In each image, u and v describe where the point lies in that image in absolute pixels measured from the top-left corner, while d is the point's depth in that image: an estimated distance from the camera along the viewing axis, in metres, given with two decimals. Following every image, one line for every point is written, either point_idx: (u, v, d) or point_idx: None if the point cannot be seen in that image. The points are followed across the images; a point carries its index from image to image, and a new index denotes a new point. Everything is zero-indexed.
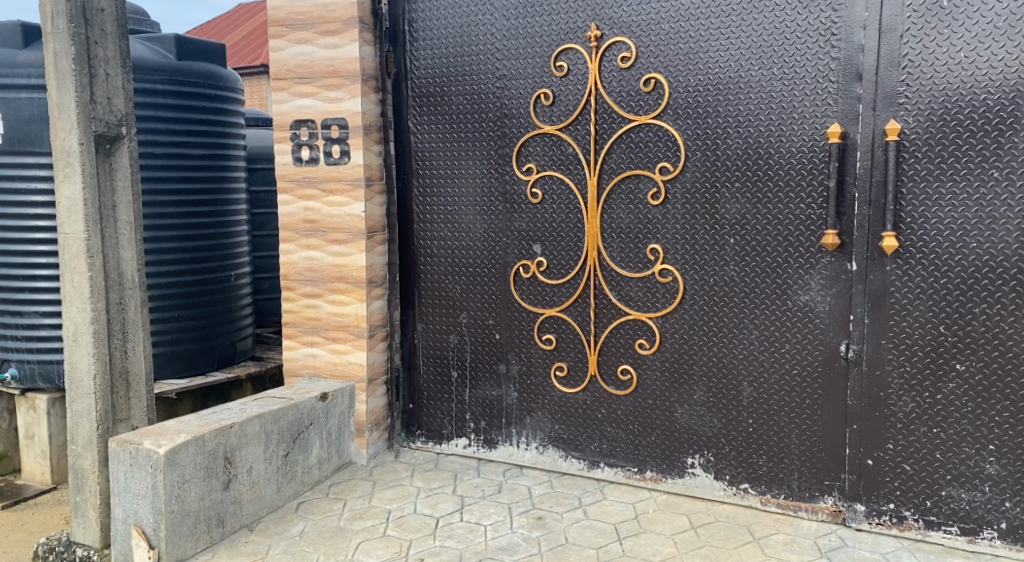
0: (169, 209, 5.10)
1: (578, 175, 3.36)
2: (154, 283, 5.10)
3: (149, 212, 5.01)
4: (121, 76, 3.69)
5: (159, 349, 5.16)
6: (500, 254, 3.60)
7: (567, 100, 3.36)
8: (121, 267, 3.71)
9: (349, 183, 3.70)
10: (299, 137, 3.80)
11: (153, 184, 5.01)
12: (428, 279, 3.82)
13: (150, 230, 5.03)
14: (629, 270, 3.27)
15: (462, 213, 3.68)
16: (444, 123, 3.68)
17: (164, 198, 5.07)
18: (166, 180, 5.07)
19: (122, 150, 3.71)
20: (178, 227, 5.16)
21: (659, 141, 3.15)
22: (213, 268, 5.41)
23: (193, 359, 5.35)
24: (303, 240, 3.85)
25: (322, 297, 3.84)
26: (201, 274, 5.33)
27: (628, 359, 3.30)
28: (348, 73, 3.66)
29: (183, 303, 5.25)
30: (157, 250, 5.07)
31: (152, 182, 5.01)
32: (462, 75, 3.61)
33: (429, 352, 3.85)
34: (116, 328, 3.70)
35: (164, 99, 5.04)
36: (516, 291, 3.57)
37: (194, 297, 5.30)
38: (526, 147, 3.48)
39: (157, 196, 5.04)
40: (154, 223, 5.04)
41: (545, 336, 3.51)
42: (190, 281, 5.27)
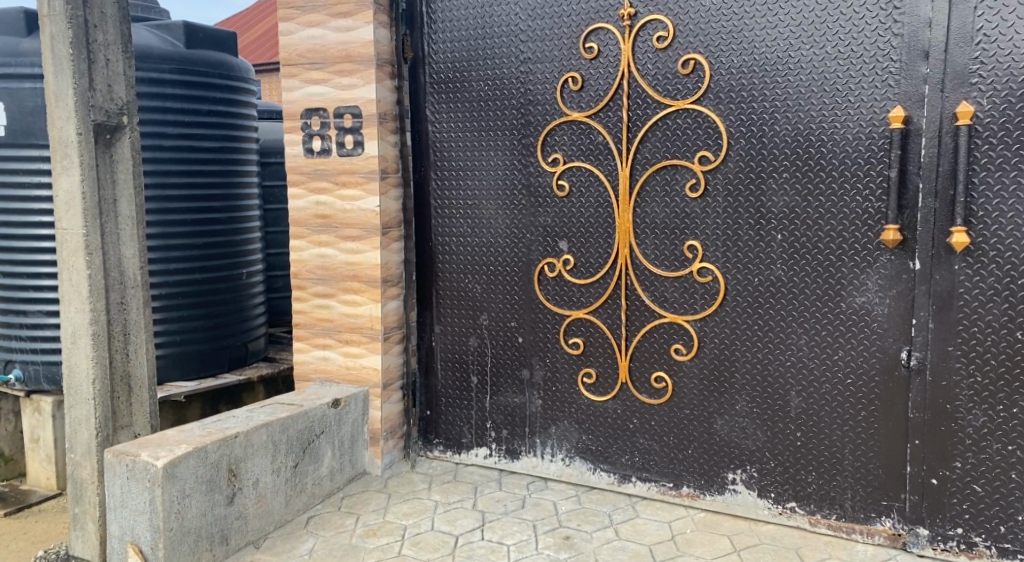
0: (177, 204, 4.90)
1: (609, 166, 3.11)
2: (162, 281, 4.90)
3: (157, 208, 4.82)
4: (123, 63, 3.47)
5: (166, 351, 4.95)
6: (524, 251, 3.36)
7: (597, 84, 3.11)
8: (122, 265, 3.51)
9: (363, 175, 3.48)
10: (310, 126, 3.58)
11: (161, 178, 4.81)
12: (446, 277, 3.59)
13: (157, 226, 4.83)
14: (664, 269, 3.02)
15: (483, 207, 3.45)
16: (464, 111, 3.45)
17: (172, 192, 4.87)
18: (174, 174, 4.86)
19: (123, 140, 3.50)
20: (186, 223, 4.96)
21: (698, 129, 2.90)
22: (223, 266, 5.21)
23: (204, 360, 5.15)
24: (314, 236, 3.64)
25: (334, 297, 3.62)
26: (211, 272, 5.13)
27: (663, 365, 3.05)
28: (361, 57, 3.43)
29: (192, 302, 5.05)
30: (165, 248, 4.88)
31: (160, 176, 4.81)
32: (483, 60, 3.37)
33: (447, 356, 3.63)
34: (118, 330, 3.50)
35: (173, 89, 4.83)
36: (540, 292, 3.33)
37: (204, 295, 5.10)
38: (553, 136, 3.24)
39: (165, 191, 4.84)
40: (161, 219, 4.84)
41: (572, 340, 3.27)
42: (200, 279, 5.07)
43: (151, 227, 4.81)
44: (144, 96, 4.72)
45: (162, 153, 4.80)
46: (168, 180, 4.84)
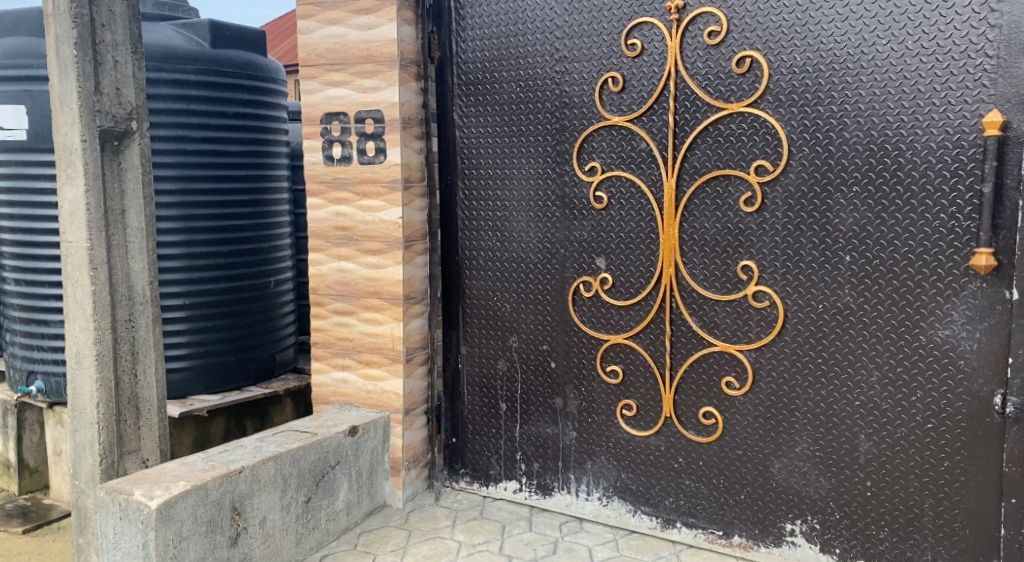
0: (203, 210, 4.69)
1: (652, 176, 2.80)
2: (186, 291, 4.69)
3: (180, 214, 4.62)
4: (132, 64, 3.24)
5: (190, 363, 4.75)
6: (557, 268, 3.06)
7: (641, 85, 2.79)
8: (130, 279, 3.29)
9: (385, 185, 3.22)
10: (330, 132, 3.33)
11: (185, 183, 4.61)
12: (475, 295, 3.31)
13: (182, 233, 4.63)
14: (714, 292, 2.70)
15: (513, 220, 3.16)
16: (494, 115, 3.17)
17: (197, 198, 4.66)
18: (199, 179, 4.65)
19: (132, 147, 3.27)
20: (212, 230, 4.74)
21: (755, 135, 2.57)
22: (251, 274, 4.98)
23: (229, 373, 4.94)
24: (334, 250, 3.38)
25: (354, 315, 3.37)
26: (238, 281, 4.91)
27: (711, 399, 2.73)
28: (384, 57, 3.16)
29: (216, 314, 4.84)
30: (189, 255, 4.67)
31: (184, 181, 4.61)
32: (514, 59, 3.08)
33: (474, 380, 3.35)
34: (125, 350, 3.27)
35: (197, 90, 4.61)
36: (575, 313, 3.03)
37: (228, 306, 4.88)
38: (590, 142, 2.93)
39: (190, 196, 4.63)
40: (185, 226, 4.64)
41: (610, 368, 2.96)
42: (225, 290, 4.86)
43: (174, 234, 4.61)
44: (166, 99, 4.52)
45: (185, 157, 4.59)
46: (193, 185, 4.63)
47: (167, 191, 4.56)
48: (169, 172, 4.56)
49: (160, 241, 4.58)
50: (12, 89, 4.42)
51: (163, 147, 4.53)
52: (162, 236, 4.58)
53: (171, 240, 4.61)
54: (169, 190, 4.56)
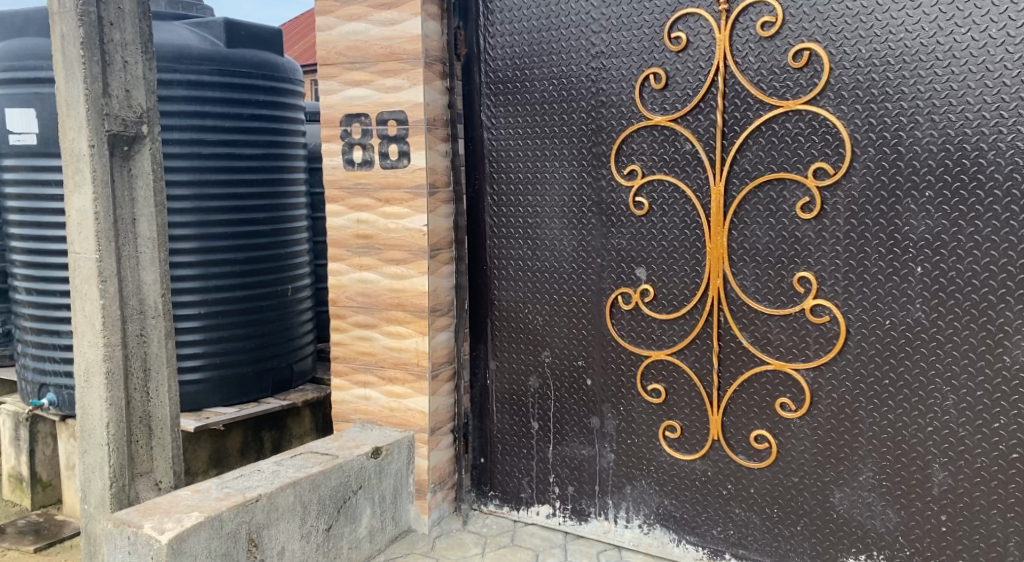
0: (219, 216, 4.53)
1: (698, 180, 2.61)
2: (202, 299, 4.53)
3: (196, 220, 4.46)
4: (143, 65, 3.06)
5: (205, 374, 4.59)
6: (593, 278, 2.88)
7: (687, 81, 2.61)
8: (142, 291, 3.12)
9: (410, 191, 3.05)
10: (350, 134, 3.18)
11: (201, 188, 4.45)
12: (504, 306, 3.12)
13: (197, 239, 4.47)
14: (767, 306, 2.51)
15: (546, 227, 2.98)
16: (525, 116, 2.99)
17: (213, 203, 4.50)
18: (215, 183, 4.49)
19: (143, 152, 3.09)
20: (229, 236, 4.58)
21: (813, 135, 2.38)
22: (269, 282, 4.81)
23: (246, 384, 4.77)
24: (354, 259, 3.23)
25: (377, 329, 3.19)
26: (255, 288, 4.74)
27: (764, 422, 2.54)
28: (408, 55, 3.00)
29: (234, 323, 4.67)
30: (204, 263, 4.51)
31: (200, 186, 4.45)
32: (548, 56, 2.90)
33: (503, 396, 3.16)
34: (137, 366, 3.10)
35: (211, 92, 4.44)
36: (612, 326, 2.85)
37: (246, 315, 4.71)
38: (629, 144, 2.75)
39: (205, 202, 4.47)
40: (201, 232, 4.47)
41: (651, 387, 2.77)
42: (242, 298, 4.68)
43: (189, 240, 4.45)
44: (179, 101, 4.35)
45: (200, 161, 4.43)
46: (208, 190, 4.47)
47: (182, 196, 4.41)
48: (184, 177, 4.40)
49: (174, 248, 4.42)
50: (22, 92, 4.29)
51: (177, 151, 4.37)
52: (176, 242, 4.42)
53: (186, 247, 4.45)
54: (184, 196, 4.41)
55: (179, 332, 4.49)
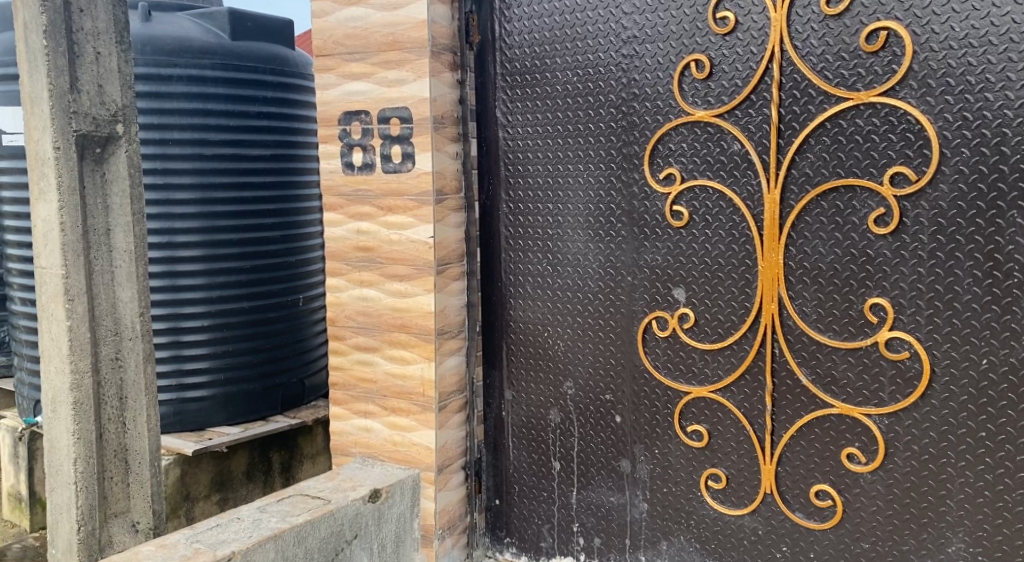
0: (225, 222, 4.14)
1: (749, 186, 2.22)
2: (204, 312, 4.17)
3: (201, 226, 4.08)
4: (117, 56, 2.51)
5: (211, 391, 4.24)
6: (623, 299, 2.51)
7: (737, 69, 2.21)
8: (117, 310, 2.62)
9: (414, 198, 2.70)
10: (350, 134, 2.82)
11: (205, 192, 4.06)
12: (522, 328, 2.77)
13: (202, 247, 4.10)
14: (831, 337, 2.12)
15: (568, 239, 2.63)
16: (545, 113, 2.63)
17: (218, 208, 4.11)
18: (220, 187, 4.09)
19: (118, 155, 2.56)
20: (235, 244, 4.19)
21: (890, 133, 1.98)
22: (280, 292, 4.44)
23: (256, 402, 4.41)
24: (354, 274, 2.88)
25: (379, 352, 2.84)
26: (262, 300, 4.37)
27: (827, 476, 2.16)
28: (412, 43, 2.64)
29: (239, 338, 4.31)
30: (209, 272, 4.14)
31: (205, 191, 4.06)
32: (571, 42, 2.53)
33: (520, 429, 2.80)
34: (111, 395, 2.63)
35: (215, 88, 4.05)
36: (645, 355, 2.48)
37: (253, 329, 4.35)
38: (664, 144, 2.37)
39: (210, 206, 4.09)
40: (206, 240, 4.10)
41: (691, 428, 2.40)
42: (247, 310, 4.31)
43: (193, 248, 4.08)
44: (180, 98, 3.97)
45: (203, 162, 4.03)
46: (213, 194, 4.08)
47: (185, 200, 4.02)
48: (188, 181, 4.02)
49: (177, 256, 4.05)
50: (11, 89, 3.98)
51: (180, 152, 3.98)
52: (179, 250, 4.05)
53: (189, 255, 4.07)
54: (188, 200, 4.02)
55: (183, 346, 4.15)
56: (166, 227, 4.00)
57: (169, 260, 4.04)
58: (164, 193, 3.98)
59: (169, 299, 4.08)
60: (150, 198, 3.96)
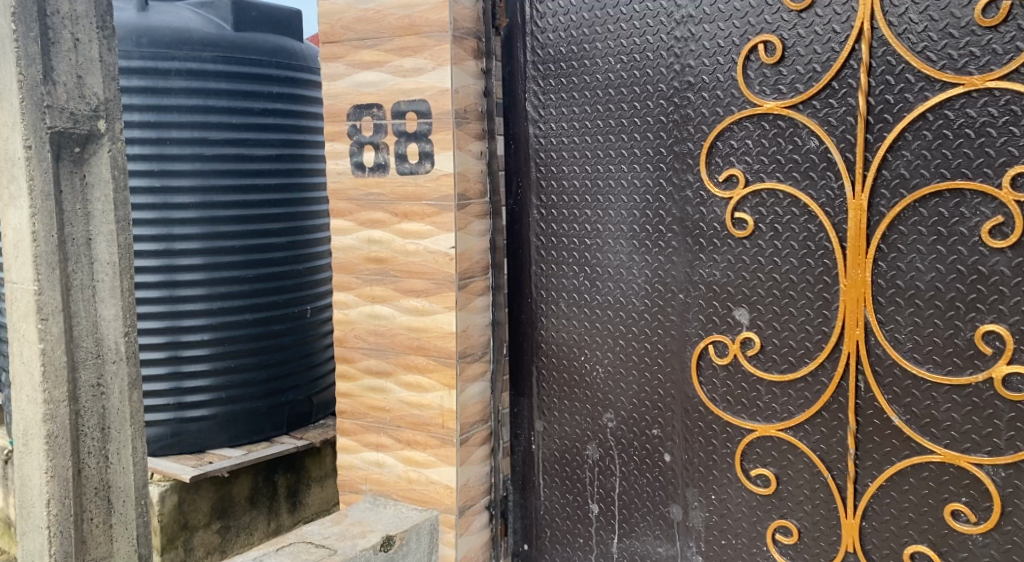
0: (229, 229, 3.81)
1: (828, 191, 1.90)
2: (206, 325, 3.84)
3: (203, 232, 3.76)
4: (98, 43, 1.92)
5: (212, 410, 3.92)
6: (674, 320, 2.19)
7: (815, 51, 1.90)
8: (99, 331, 2.01)
9: (434, 203, 2.39)
10: (360, 131, 2.51)
11: (206, 195, 3.74)
12: (554, 350, 2.45)
13: (203, 255, 3.77)
14: (931, 371, 1.80)
15: (608, 250, 2.31)
16: (583, 106, 2.31)
17: (221, 212, 3.79)
18: (222, 189, 3.77)
19: (101, 156, 1.96)
20: (238, 252, 3.85)
21: (1011, 125, 1.69)
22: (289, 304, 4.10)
23: (259, 421, 4.09)
24: (366, 288, 2.56)
25: (393, 378, 2.53)
26: (267, 311, 4.02)
27: (924, 535, 1.85)
28: (432, 27, 2.33)
29: (244, 354, 3.98)
30: (210, 281, 3.81)
31: (207, 194, 3.74)
32: (614, 24, 2.22)
33: (551, 464, 2.48)
34: (91, 427, 2.01)
35: (217, 83, 3.73)
36: (700, 386, 2.15)
37: (258, 344, 4.01)
38: (725, 141, 2.05)
39: (214, 210, 3.76)
40: (206, 246, 3.77)
41: (755, 473, 2.07)
42: (251, 324, 3.97)
43: (194, 255, 3.76)
44: (180, 93, 3.66)
45: (204, 164, 3.71)
46: (216, 198, 3.76)
47: (186, 204, 3.71)
48: (188, 183, 3.70)
49: (177, 264, 3.73)
50: None
51: (179, 151, 3.67)
52: (179, 258, 3.74)
53: (190, 263, 3.76)
54: (188, 204, 3.71)
55: (183, 362, 3.82)
56: (166, 233, 3.69)
57: (168, 269, 3.73)
58: (163, 196, 3.67)
59: (167, 310, 3.75)
60: (148, 201, 3.65)
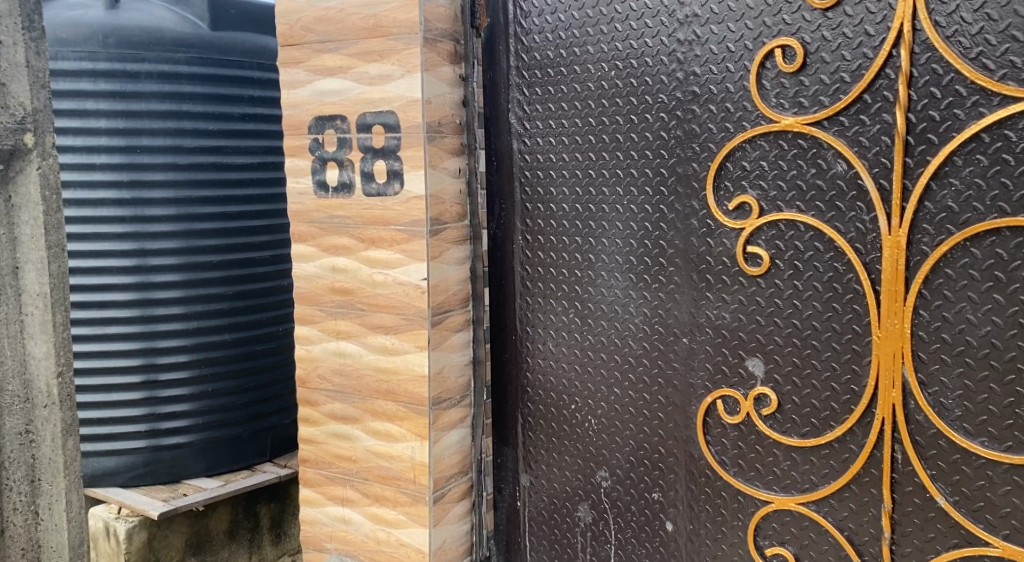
0: (210, 255, 3.05)
1: (858, 224, 1.61)
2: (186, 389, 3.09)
3: (179, 247, 3.00)
4: (25, 46, 1.55)
5: (190, 451, 3.13)
6: (678, 369, 1.89)
7: (842, 57, 1.60)
8: (27, 377, 1.62)
9: (404, 229, 2.09)
10: (323, 146, 2.21)
11: (182, 208, 2.98)
12: (543, 397, 2.15)
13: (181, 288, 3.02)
14: (983, 445, 1.50)
15: (601, 284, 2.01)
16: (573, 118, 2.01)
17: (199, 230, 3.02)
18: (201, 202, 3.00)
19: (29, 175, 1.59)
20: (220, 288, 3.09)
21: None
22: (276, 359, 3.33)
23: (241, 451, 3.27)
24: (330, 323, 2.26)
25: (360, 424, 2.23)
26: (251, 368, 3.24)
27: None
28: (400, 28, 2.03)
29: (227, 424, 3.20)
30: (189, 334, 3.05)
31: (184, 206, 2.98)
32: (609, 24, 1.92)
33: (540, 525, 2.19)
34: (15, 482, 1.63)
35: (192, 87, 2.97)
36: (707, 447, 1.86)
37: (242, 411, 3.24)
38: (739, 162, 1.76)
39: (192, 224, 3.00)
40: (184, 261, 3.00)
41: (771, 550, 1.78)
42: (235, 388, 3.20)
43: (172, 273, 2.99)
44: (151, 98, 2.91)
45: (179, 174, 2.96)
46: (194, 213, 3.00)
47: (162, 218, 2.95)
48: (162, 197, 2.95)
49: (153, 281, 2.96)
50: None
51: (152, 160, 2.92)
52: (156, 274, 2.97)
53: (167, 281, 2.99)
54: (163, 217, 2.95)
55: (159, 387, 3.03)
56: (140, 247, 2.93)
57: (145, 287, 2.95)
58: (138, 208, 2.92)
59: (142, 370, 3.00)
60: (119, 213, 2.90)
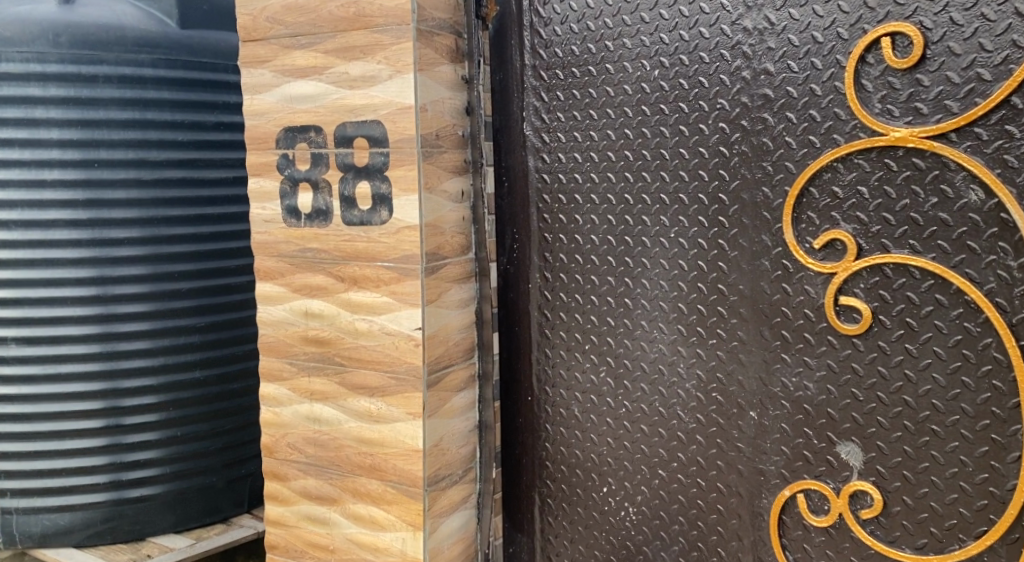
0: (182, 284, 2.44)
1: (1000, 271, 1.21)
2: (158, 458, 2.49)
3: (149, 274, 2.39)
4: None
5: (161, 525, 2.53)
6: (743, 452, 1.48)
7: (980, 47, 1.20)
8: None
9: (392, 267, 1.66)
10: (293, 163, 1.79)
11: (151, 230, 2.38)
12: (568, 477, 1.73)
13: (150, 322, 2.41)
14: None
15: (643, 339, 1.59)
16: (604, 129, 1.60)
17: (170, 252, 2.42)
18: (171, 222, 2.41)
19: None
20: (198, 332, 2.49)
21: None
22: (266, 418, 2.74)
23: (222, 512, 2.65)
24: (302, 380, 1.84)
25: (339, 506, 1.81)
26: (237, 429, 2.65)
27: None
28: (387, 17, 1.61)
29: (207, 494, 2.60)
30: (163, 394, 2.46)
31: (152, 227, 2.38)
32: (653, 10, 1.52)
33: None
34: None
35: (160, 92, 2.38)
36: (783, 554, 1.45)
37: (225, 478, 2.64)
38: (831, 186, 1.34)
39: (161, 247, 2.40)
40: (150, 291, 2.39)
41: None
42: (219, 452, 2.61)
43: (138, 302, 2.38)
44: (110, 105, 2.31)
45: (144, 190, 2.36)
46: (163, 236, 2.40)
47: (126, 242, 2.35)
48: (126, 217, 2.35)
49: (117, 314, 2.36)
50: None
51: (112, 174, 2.32)
52: (119, 305, 2.36)
53: (134, 312, 2.38)
54: (126, 240, 2.35)
55: (125, 459, 2.45)
56: (99, 275, 2.33)
57: (107, 321, 2.35)
58: (99, 230, 2.32)
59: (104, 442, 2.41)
60: (73, 236, 2.30)
